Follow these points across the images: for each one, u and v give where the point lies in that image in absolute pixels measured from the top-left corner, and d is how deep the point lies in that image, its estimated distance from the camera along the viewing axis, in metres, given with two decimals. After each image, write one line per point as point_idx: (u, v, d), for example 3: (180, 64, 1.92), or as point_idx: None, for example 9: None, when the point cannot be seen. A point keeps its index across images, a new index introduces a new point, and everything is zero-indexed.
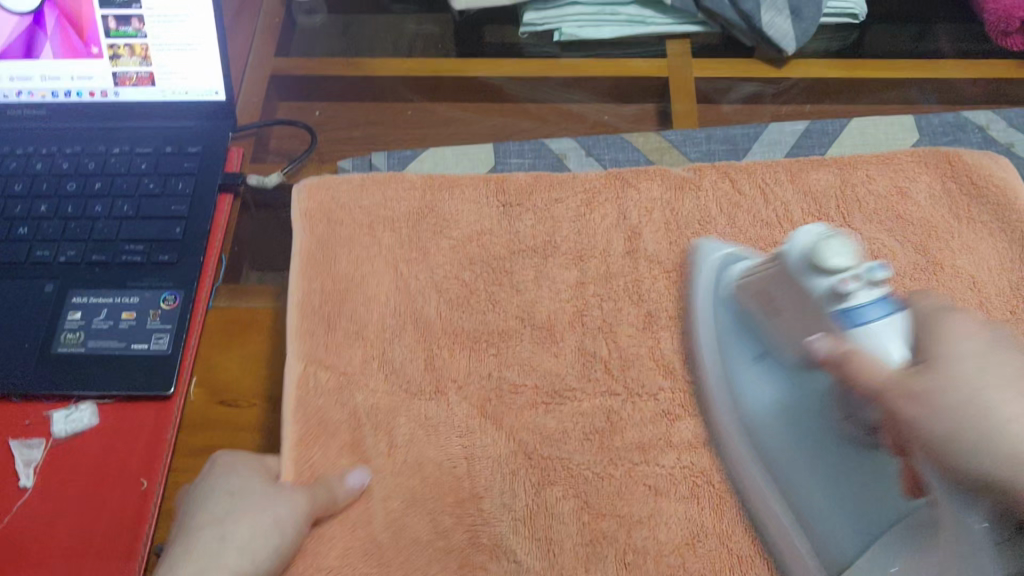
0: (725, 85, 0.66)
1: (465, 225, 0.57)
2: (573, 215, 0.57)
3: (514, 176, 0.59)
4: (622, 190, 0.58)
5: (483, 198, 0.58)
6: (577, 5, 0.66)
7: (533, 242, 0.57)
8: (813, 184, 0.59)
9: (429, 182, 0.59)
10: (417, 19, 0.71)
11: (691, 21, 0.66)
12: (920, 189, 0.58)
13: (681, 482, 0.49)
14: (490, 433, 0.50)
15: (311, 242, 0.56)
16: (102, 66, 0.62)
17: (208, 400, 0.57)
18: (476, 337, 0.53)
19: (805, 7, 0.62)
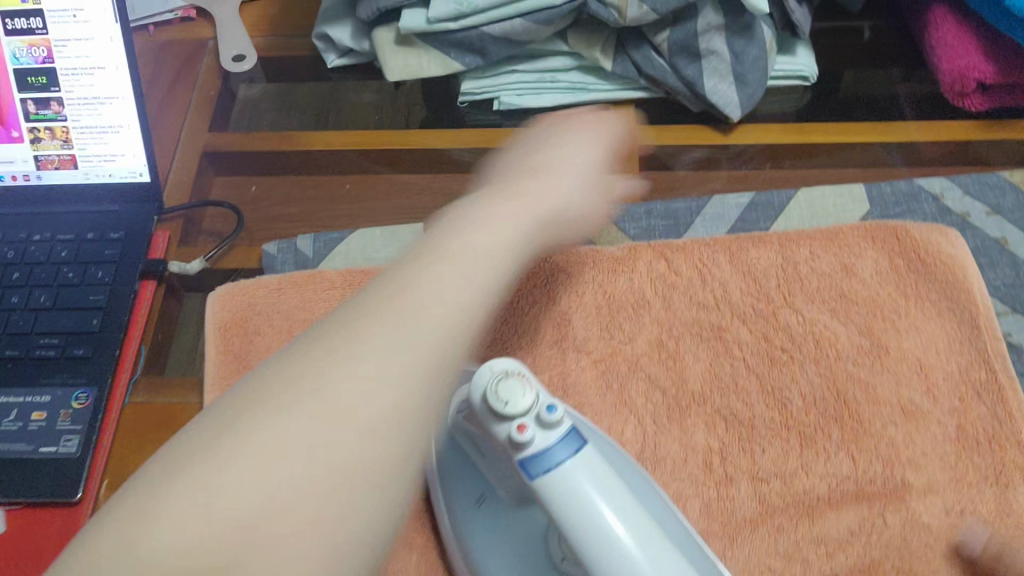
0: (675, 150, 0.61)
1: None
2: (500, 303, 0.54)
3: None
4: (551, 272, 0.55)
5: None
6: (515, 73, 0.63)
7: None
8: (755, 263, 0.54)
9: (349, 280, 0.57)
10: (358, 87, 0.69)
11: (635, 87, 0.62)
12: (867, 265, 0.54)
13: None
14: (404, 556, 0.47)
15: (226, 360, 0.55)
16: (23, 150, 0.59)
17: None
18: None
19: (748, 73, 0.58)
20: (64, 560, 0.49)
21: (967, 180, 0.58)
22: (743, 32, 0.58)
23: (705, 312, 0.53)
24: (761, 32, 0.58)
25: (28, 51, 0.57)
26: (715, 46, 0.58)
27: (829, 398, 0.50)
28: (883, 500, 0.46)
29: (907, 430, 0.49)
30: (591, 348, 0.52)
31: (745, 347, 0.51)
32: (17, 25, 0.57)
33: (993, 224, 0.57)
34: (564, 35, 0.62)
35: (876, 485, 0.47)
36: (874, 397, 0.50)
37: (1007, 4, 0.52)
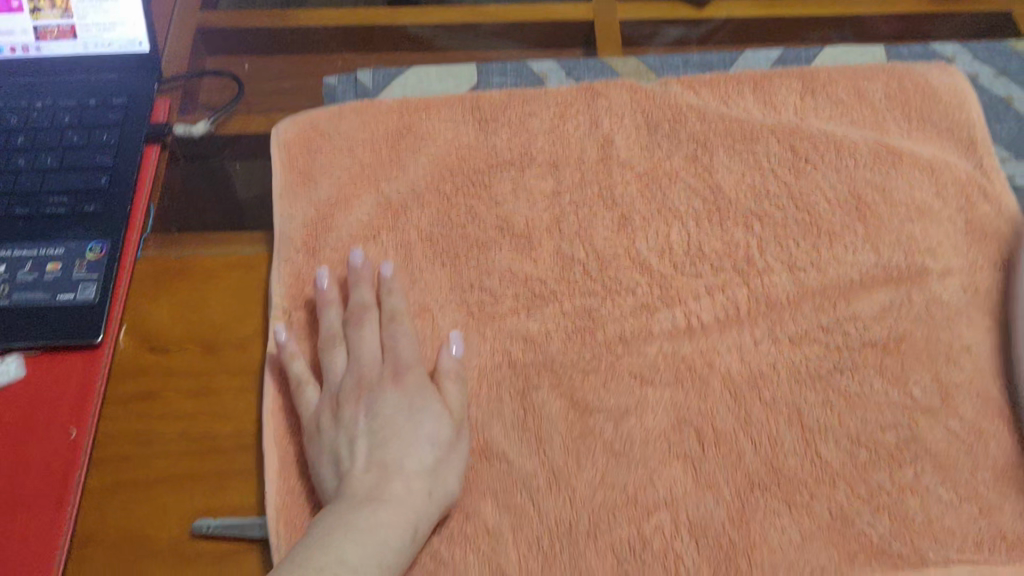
0: (650, 29, 0.63)
1: (442, 141, 0.54)
2: (548, 127, 0.55)
3: (489, 94, 0.56)
4: (592, 100, 0.55)
5: (458, 116, 0.55)
6: None
7: (511, 155, 0.54)
8: (776, 93, 0.56)
9: (405, 105, 0.55)
10: None
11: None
12: (875, 91, 0.55)
13: (667, 368, 0.47)
14: (478, 344, 0.48)
15: (289, 175, 0.53)
16: (22, 21, 0.58)
17: (138, 347, 0.51)
18: (456, 253, 0.51)
19: None
20: (89, 404, 0.48)
21: (977, 47, 0.58)
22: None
23: (737, 126, 0.54)
24: None
25: None
26: None
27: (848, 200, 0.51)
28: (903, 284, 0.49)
29: (939, 238, 0.50)
30: (635, 164, 0.53)
31: (772, 159, 0.53)
32: None
33: (1001, 85, 0.57)
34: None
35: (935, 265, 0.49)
36: (889, 199, 0.51)
37: None
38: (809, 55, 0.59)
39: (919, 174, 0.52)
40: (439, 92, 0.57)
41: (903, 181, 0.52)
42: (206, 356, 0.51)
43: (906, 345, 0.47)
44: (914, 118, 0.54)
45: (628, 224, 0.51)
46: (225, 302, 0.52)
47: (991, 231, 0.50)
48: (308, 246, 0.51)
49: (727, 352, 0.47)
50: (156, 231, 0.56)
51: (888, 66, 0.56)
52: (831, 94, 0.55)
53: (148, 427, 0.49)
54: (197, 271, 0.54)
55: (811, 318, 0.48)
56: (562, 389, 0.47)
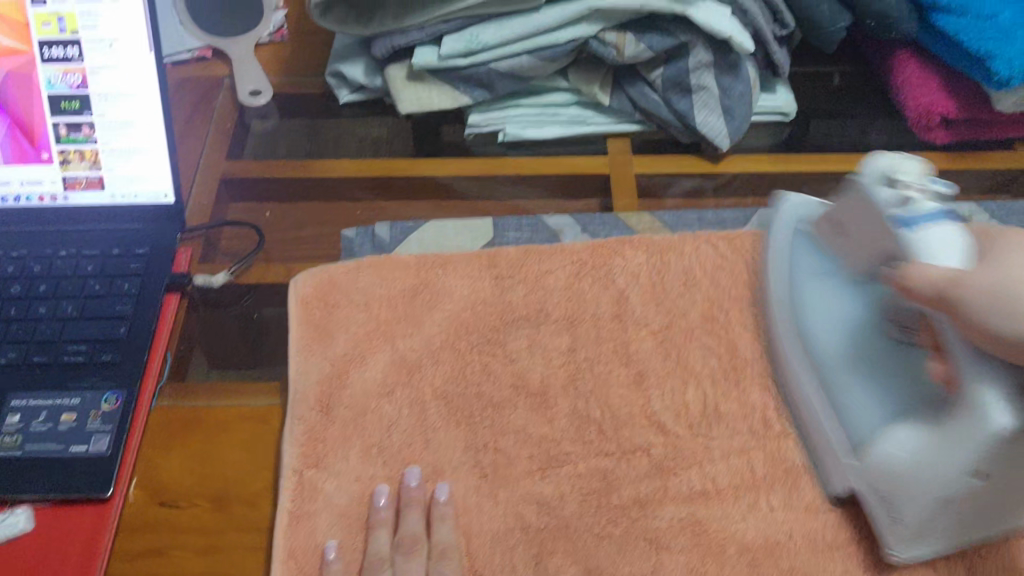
0: (665, 180, 0.64)
1: (458, 297, 0.55)
2: (564, 285, 0.55)
3: (505, 250, 0.57)
4: (609, 257, 0.56)
5: (476, 272, 0.56)
6: (519, 106, 0.65)
7: (527, 311, 0.54)
8: (792, 249, 0.55)
9: (422, 260, 0.56)
10: (367, 122, 0.70)
11: (629, 121, 0.65)
12: None
13: (681, 533, 0.46)
14: (488, 508, 0.47)
15: (306, 330, 0.53)
16: (52, 171, 0.60)
17: (148, 502, 0.50)
18: (471, 413, 0.51)
19: (735, 107, 0.61)
20: (95, 561, 0.48)
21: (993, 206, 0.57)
22: (731, 70, 0.61)
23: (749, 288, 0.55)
24: (745, 71, 0.61)
25: (63, 77, 0.58)
26: (705, 82, 0.61)
27: None
28: None
29: None
30: (650, 321, 0.53)
31: None
32: (53, 52, 0.58)
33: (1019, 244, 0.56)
34: (564, 72, 0.64)
35: None
36: None
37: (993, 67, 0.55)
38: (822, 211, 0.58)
39: None
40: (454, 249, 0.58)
41: None
42: (215, 511, 0.50)
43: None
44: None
45: (644, 381, 0.51)
46: (238, 457, 0.52)
47: None
48: (323, 403, 0.51)
49: (742, 519, 0.46)
50: (171, 379, 0.56)
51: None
52: None
53: None
54: (211, 424, 0.53)
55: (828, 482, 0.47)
56: (575, 555, 0.45)
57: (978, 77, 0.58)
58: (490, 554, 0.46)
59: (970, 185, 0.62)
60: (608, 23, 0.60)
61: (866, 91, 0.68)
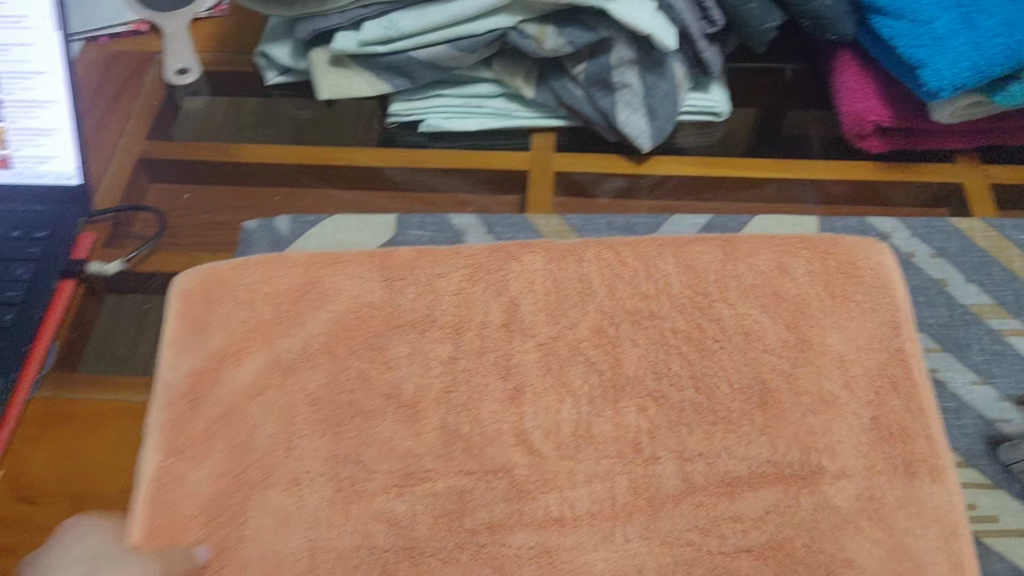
0: (590, 179, 0.61)
1: (344, 296, 0.53)
2: (454, 290, 0.53)
3: (398, 252, 0.55)
4: (504, 262, 0.53)
5: (367, 273, 0.54)
6: (442, 97, 0.64)
7: (413, 315, 0.52)
8: (695, 260, 0.52)
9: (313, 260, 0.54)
10: (297, 105, 0.69)
11: (555, 116, 0.63)
12: (799, 266, 0.51)
13: (527, 563, 0.44)
14: (338, 524, 0.45)
15: (184, 324, 0.52)
16: None
17: (9, 492, 0.49)
18: (338, 420, 0.48)
19: (658, 106, 0.59)
20: None
21: (916, 222, 0.54)
22: (655, 68, 0.59)
23: (644, 301, 0.51)
24: (671, 68, 0.59)
25: None
26: (627, 79, 0.59)
27: (753, 384, 0.47)
28: (797, 484, 0.45)
29: (843, 434, 0.46)
30: (537, 331, 0.50)
31: (679, 336, 0.49)
32: None
33: (937, 266, 0.52)
34: (489, 63, 0.63)
35: (836, 466, 0.45)
36: (796, 387, 0.47)
37: (928, 84, 0.52)
38: (735, 223, 0.56)
39: (832, 364, 0.48)
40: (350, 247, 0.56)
41: (814, 368, 0.48)
42: (74, 511, 0.48)
43: (785, 555, 0.43)
44: (837, 295, 0.50)
45: (518, 398, 0.48)
46: (105, 453, 0.50)
47: (901, 431, 0.46)
48: (191, 401, 0.50)
49: (595, 549, 0.44)
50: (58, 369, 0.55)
51: (814, 239, 0.53)
52: (749, 264, 0.52)
53: None
54: (87, 418, 0.52)
55: (689, 517, 0.44)
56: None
57: (913, 87, 0.55)
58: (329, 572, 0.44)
59: (912, 195, 0.58)
60: (530, 15, 0.58)
61: (809, 93, 0.65)
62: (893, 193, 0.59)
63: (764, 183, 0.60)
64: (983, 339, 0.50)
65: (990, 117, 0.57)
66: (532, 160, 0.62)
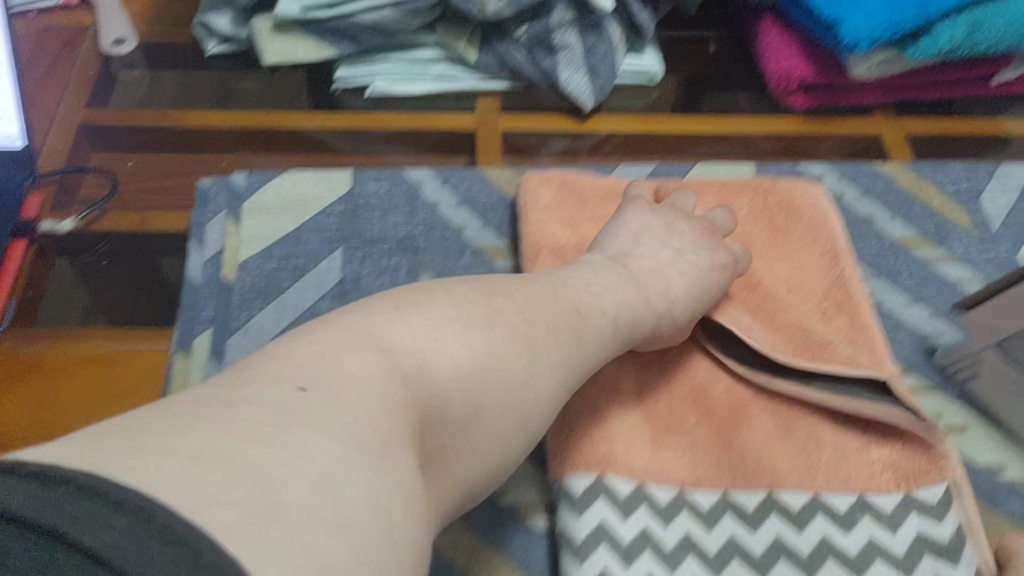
0: (536, 140, 0.64)
1: (311, 245, 0.54)
2: (420, 233, 0.55)
3: (365, 200, 0.57)
4: (466, 211, 0.57)
5: (332, 223, 0.56)
6: (387, 61, 0.65)
7: (381, 259, 0.54)
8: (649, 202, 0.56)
9: (284, 205, 0.56)
10: (241, 76, 0.68)
11: (498, 79, 0.65)
12: (741, 208, 0.56)
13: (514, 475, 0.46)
14: None
15: None
16: None
17: None
18: None
19: (599, 66, 0.62)
20: None
21: (842, 166, 0.59)
22: (592, 31, 0.62)
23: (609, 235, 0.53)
24: (609, 31, 0.62)
25: None
26: (569, 40, 0.61)
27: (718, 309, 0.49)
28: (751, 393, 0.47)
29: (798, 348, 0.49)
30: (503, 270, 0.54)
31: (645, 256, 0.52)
32: None
33: (865, 205, 0.57)
34: (432, 28, 0.65)
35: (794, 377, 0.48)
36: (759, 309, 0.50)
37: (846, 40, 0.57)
38: (680, 170, 0.60)
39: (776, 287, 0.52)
40: (314, 203, 0.56)
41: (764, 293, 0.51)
42: None
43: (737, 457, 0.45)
44: (780, 230, 0.54)
45: None
46: (80, 399, 0.50)
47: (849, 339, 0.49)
48: None
49: None
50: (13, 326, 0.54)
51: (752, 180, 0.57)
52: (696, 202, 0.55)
53: None
54: (57, 367, 0.52)
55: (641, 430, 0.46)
56: None
57: (831, 44, 0.59)
58: None
59: (831, 148, 0.63)
60: None
61: (736, 58, 0.69)
62: (812, 146, 0.63)
63: (695, 140, 0.64)
64: (910, 266, 0.54)
65: (902, 74, 0.62)
66: (479, 122, 0.64)
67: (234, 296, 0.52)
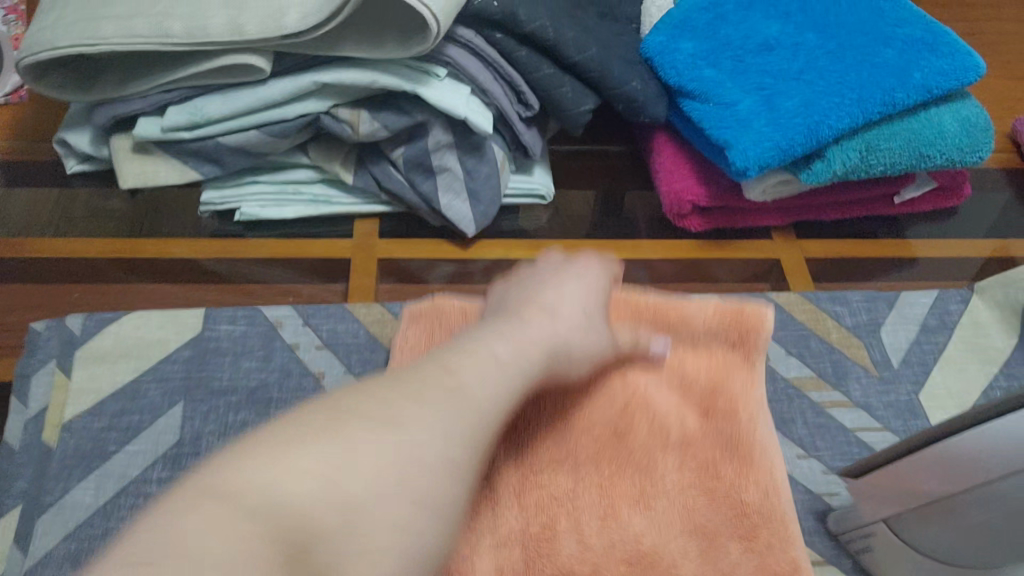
0: (418, 267, 0.60)
1: (152, 397, 0.49)
2: (275, 379, 0.50)
3: (218, 339, 0.52)
4: (330, 353, 0.52)
5: (179, 370, 0.50)
6: (257, 184, 0.61)
7: (231, 411, 0.49)
8: None
9: (127, 351, 0.51)
10: (105, 195, 0.63)
11: (377, 201, 0.61)
12: None
13: None
14: None
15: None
16: None
17: None
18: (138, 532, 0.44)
19: (481, 191, 0.58)
20: None
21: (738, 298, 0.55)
22: (475, 152, 0.58)
23: None
24: (491, 152, 0.58)
25: None
26: (447, 163, 0.58)
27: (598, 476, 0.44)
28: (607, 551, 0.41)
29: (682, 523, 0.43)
30: None
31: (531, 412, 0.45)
32: None
33: None
34: (304, 148, 0.60)
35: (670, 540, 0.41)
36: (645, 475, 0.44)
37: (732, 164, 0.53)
38: None
39: None
40: (160, 347, 0.51)
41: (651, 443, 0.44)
42: None
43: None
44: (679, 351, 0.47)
45: None
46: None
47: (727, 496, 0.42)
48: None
49: None
50: None
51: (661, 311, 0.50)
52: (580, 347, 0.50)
53: None
54: None
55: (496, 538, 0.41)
56: None
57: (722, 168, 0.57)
58: None
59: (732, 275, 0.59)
60: (342, 99, 0.56)
61: (633, 175, 0.65)
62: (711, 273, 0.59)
63: None
64: (805, 413, 0.50)
65: (801, 196, 0.59)
66: (355, 249, 0.60)
67: (54, 464, 0.46)
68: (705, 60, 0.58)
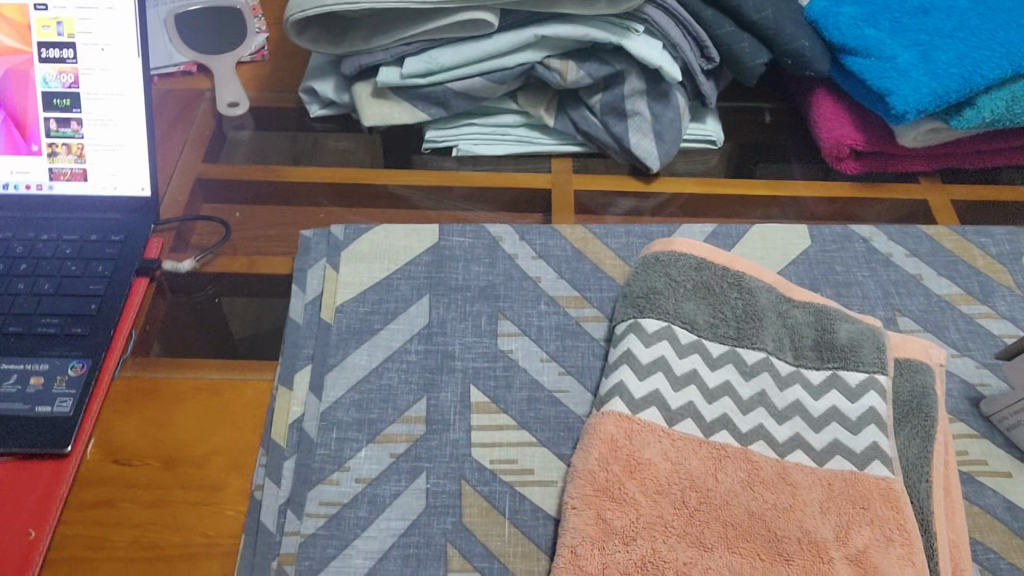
0: (605, 201, 0.69)
1: (406, 289, 0.61)
2: (503, 280, 0.61)
3: (452, 247, 0.63)
4: (548, 261, 0.63)
5: (425, 270, 0.62)
6: (472, 125, 0.72)
7: (470, 301, 0.60)
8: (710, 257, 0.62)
9: (384, 254, 0.62)
10: (336, 137, 0.75)
11: (572, 142, 0.72)
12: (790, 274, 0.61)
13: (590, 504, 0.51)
14: (422, 475, 0.51)
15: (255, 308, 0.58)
16: (39, 163, 0.62)
17: (104, 459, 0.53)
18: (410, 388, 0.55)
19: (665, 131, 0.68)
20: (45, 519, 0.50)
21: (893, 229, 0.64)
22: (661, 98, 0.68)
23: None
24: (675, 98, 0.68)
25: (57, 76, 0.61)
26: (639, 108, 0.68)
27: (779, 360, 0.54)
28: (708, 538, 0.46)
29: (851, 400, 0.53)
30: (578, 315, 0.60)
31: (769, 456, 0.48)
32: (50, 53, 0.60)
33: (912, 263, 0.62)
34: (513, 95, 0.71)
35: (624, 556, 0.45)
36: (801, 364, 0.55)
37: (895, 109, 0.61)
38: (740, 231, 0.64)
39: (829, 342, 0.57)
40: (409, 251, 0.63)
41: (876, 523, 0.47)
42: (170, 471, 0.52)
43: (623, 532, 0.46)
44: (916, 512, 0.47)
45: (567, 371, 0.57)
46: (190, 422, 0.54)
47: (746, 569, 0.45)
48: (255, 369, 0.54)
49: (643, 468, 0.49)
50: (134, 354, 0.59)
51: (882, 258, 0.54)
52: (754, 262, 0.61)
53: (102, 533, 0.49)
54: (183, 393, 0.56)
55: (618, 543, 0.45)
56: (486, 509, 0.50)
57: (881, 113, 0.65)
58: (424, 518, 0.50)
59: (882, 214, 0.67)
60: (554, 51, 0.66)
61: (793, 127, 0.74)
62: (858, 211, 0.68)
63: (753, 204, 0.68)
64: (956, 320, 0.59)
65: (947, 144, 0.67)
66: (553, 183, 0.70)
67: (332, 335, 0.58)
68: (867, 22, 0.66)
